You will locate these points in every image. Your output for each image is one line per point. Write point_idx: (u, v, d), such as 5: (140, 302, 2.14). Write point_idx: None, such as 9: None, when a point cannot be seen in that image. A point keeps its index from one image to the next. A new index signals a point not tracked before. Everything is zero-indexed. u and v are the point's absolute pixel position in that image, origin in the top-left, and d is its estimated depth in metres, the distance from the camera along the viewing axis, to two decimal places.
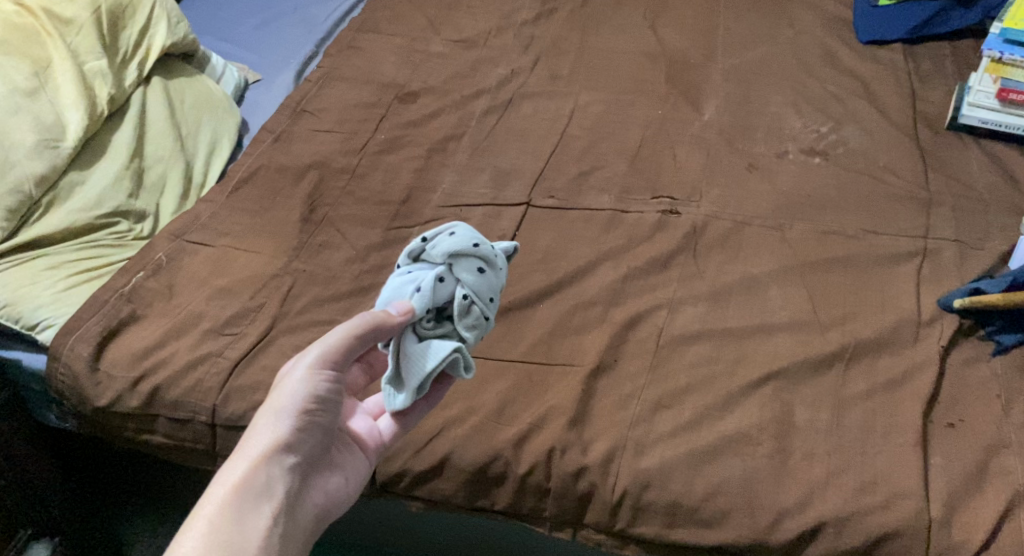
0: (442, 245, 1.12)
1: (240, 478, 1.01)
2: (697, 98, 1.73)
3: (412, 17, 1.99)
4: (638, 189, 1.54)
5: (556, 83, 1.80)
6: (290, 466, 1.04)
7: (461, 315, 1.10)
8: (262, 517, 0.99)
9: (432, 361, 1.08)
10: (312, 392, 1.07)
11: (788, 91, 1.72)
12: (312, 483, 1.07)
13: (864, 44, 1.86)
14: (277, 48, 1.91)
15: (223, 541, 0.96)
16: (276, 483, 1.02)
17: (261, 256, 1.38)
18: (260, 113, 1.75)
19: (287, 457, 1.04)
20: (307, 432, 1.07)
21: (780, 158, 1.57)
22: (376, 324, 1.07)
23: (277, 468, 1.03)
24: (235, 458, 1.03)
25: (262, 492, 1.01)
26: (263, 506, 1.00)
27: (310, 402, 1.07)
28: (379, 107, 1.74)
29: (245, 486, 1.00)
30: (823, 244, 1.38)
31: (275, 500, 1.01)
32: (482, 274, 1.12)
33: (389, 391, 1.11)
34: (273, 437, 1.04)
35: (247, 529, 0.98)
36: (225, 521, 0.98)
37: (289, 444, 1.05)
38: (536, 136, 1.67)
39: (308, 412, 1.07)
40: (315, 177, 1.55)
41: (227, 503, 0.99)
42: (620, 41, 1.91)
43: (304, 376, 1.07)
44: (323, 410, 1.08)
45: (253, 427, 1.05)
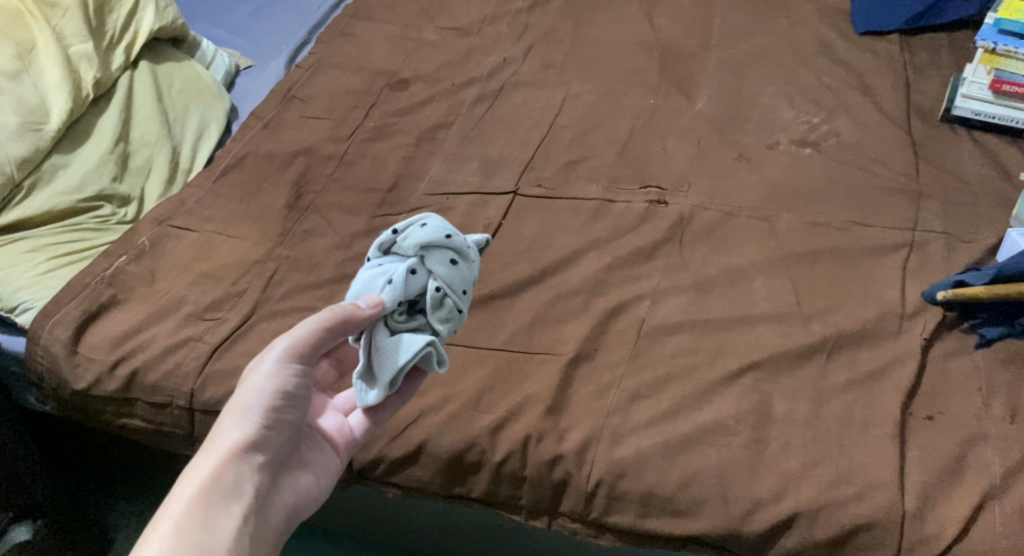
0: (413, 237, 1.12)
1: (208, 479, 1.02)
2: (689, 88, 1.73)
3: (407, 6, 1.99)
4: (626, 179, 1.53)
5: (548, 72, 1.80)
6: (259, 464, 1.05)
7: (434, 307, 1.10)
8: (231, 517, 1.00)
9: (405, 354, 1.07)
10: (279, 388, 1.08)
11: (780, 83, 1.73)
12: (282, 481, 1.07)
13: (860, 35, 1.85)
14: (270, 35, 1.90)
15: (190, 543, 0.97)
16: (245, 483, 1.03)
17: (245, 243, 1.38)
18: (251, 100, 1.74)
19: (255, 455, 1.05)
20: (275, 429, 1.07)
21: (771, 148, 1.56)
22: (346, 318, 1.08)
23: (245, 467, 1.04)
24: (203, 457, 1.03)
25: (229, 492, 1.01)
26: (231, 507, 1.01)
27: (278, 399, 1.07)
28: (370, 95, 1.74)
29: (214, 486, 1.01)
30: (809, 234, 1.37)
31: (243, 500, 1.02)
32: (454, 266, 1.12)
33: (361, 386, 1.11)
34: (240, 436, 1.04)
35: (215, 530, 0.99)
36: (192, 521, 0.99)
37: (257, 442, 1.05)
38: (527, 126, 1.67)
39: (275, 408, 1.07)
40: (303, 165, 1.56)
41: (195, 505, 1.00)
42: (616, 32, 1.93)
43: (271, 372, 1.08)
44: (291, 407, 1.09)
45: (220, 425, 1.05)
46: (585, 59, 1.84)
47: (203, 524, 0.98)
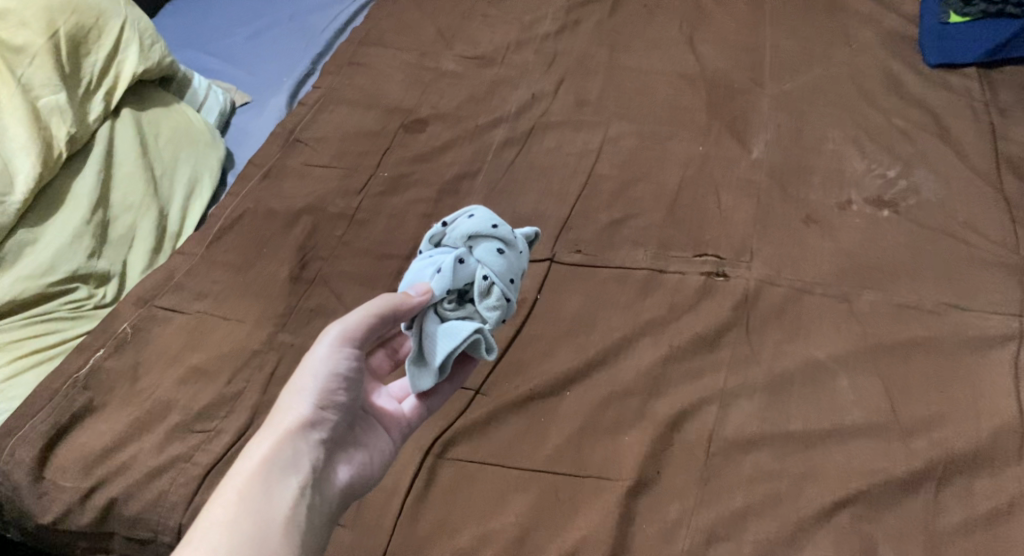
0: (460, 228, 1.11)
1: (266, 454, 0.99)
2: (744, 131, 1.55)
3: (422, 28, 1.80)
4: (678, 244, 1.35)
5: (583, 110, 1.61)
6: (316, 442, 1.02)
7: (482, 295, 1.08)
8: (288, 491, 0.98)
9: (454, 340, 1.04)
10: (334, 370, 1.04)
11: (846, 125, 1.55)
12: (337, 461, 1.03)
13: (932, 67, 1.67)
14: (271, 64, 1.71)
15: (250, 512, 0.95)
16: (302, 458, 1.00)
17: (243, 326, 1.19)
18: (249, 142, 1.54)
19: (312, 432, 1.02)
20: (331, 410, 1.04)
21: (842, 209, 1.38)
22: (396, 301, 1.05)
23: (302, 443, 1.01)
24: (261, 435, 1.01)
25: (287, 467, 0.99)
26: (288, 480, 0.99)
27: (332, 380, 1.04)
28: (384, 136, 1.55)
29: (273, 460, 0.99)
30: (898, 321, 1.19)
31: (301, 474, 1.00)
32: (502, 255, 1.10)
33: (413, 373, 1.08)
34: (296, 415, 1.02)
35: (274, 501, 0.97)
36: (251, 493, 0.97)
37: (313, 421, 1.03)
38: (562, 176, 1.49)
39: (330, 390, 1.04)
40: (308, 224, 1.37)
41: (253, 478, 0.97)
42: (656, 61, 1.74)
43: (325, 355, 1.04)
44: (345, 389, 1.05)
45: (277, 404, 1.03)
46: (623, 93, 1.65)
47: (262, 494, 0.96)
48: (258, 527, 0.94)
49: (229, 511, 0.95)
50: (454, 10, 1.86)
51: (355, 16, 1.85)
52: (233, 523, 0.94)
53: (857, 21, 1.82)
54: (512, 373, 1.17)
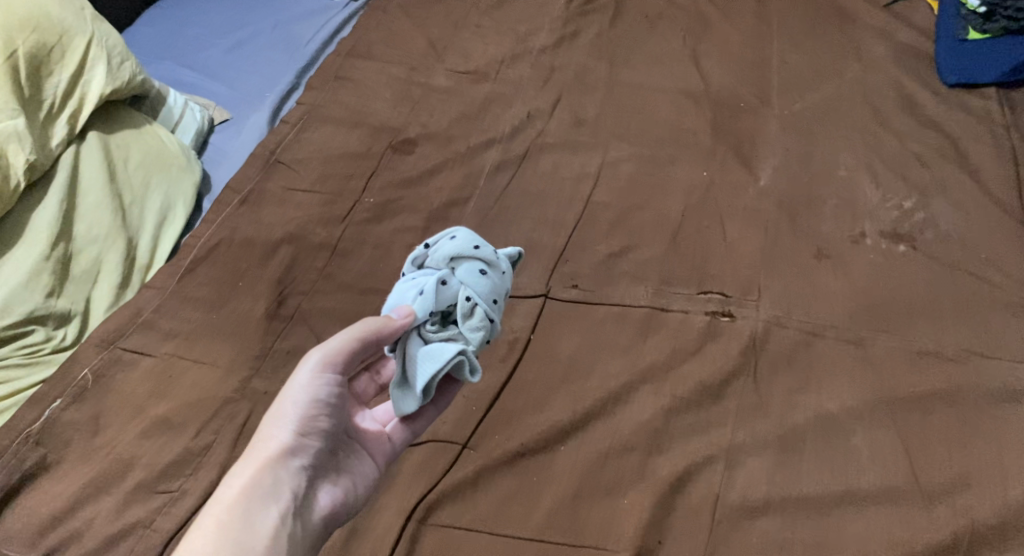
0: (442, 249, 1.07)
1: (247, 481, 0.97)
2: (751, 155, 1.47)
3: (412, 39, 1.72)
4: (681, 279, 1.27)
5: (580, 130, 1.53)
6: (297, 470, 0.99)
7: (465, 316, 1.04)
8: (269, 518, 0.95)
9: (436, 362, 1.00)
10: (315, 396, 1.01)
11: (858, 149, 1.47)
12: (319, 488, 1.01)
13: (950, 86, 1.59)
14: (253, 78, 1.62)
15: (230, 541, 0.93)
16: (282, 486, 0.98)
17: (213, 371, 1.11)
18: (227, 163, 1.46)
19: (293, 460, 0.99)
20: (312, 436, 1.01)
21: (856, 242, 1.30)
22: (378, 325, 1.02)
23: (283, 470, 0.99)
24: (243, 462, 0.99)
25: (268, 494, 0.96)
26: (268, 510, 0.96)
27: (314, 406, 1.01)
28: (370, 158, 1.47)
29: (253, 487, 0.97)
30: (917, 369, 1.12)
31: (282, 501, 0.97)
32: (484, 276, 1.06)
33: (396, 396, 1.04)
34: (277, 442, 0.99)
35: (254, 532, 0.94)
36: (232, 521, 0.94)
37: (294, 448, 1.00)
38: (557, 202, 1.41)
39: (311, 416, 1.01)
40: (288, 256, 1.29)
41: (233, 508, 0.95)
42: (658, 77, 1.66)
43: (306, 380, 1.01)
44: (327, 415, 1.02)
45: (259, 431, 1.01)
46: (622, 112, 1.57)
47: (242, 523, 0.94)
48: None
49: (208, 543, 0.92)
50: (446, 21, 1.77)
51: (342, 27, 1.77)
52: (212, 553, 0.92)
53: (869, 36, 1.74)
54: (500, 427, 1.10)
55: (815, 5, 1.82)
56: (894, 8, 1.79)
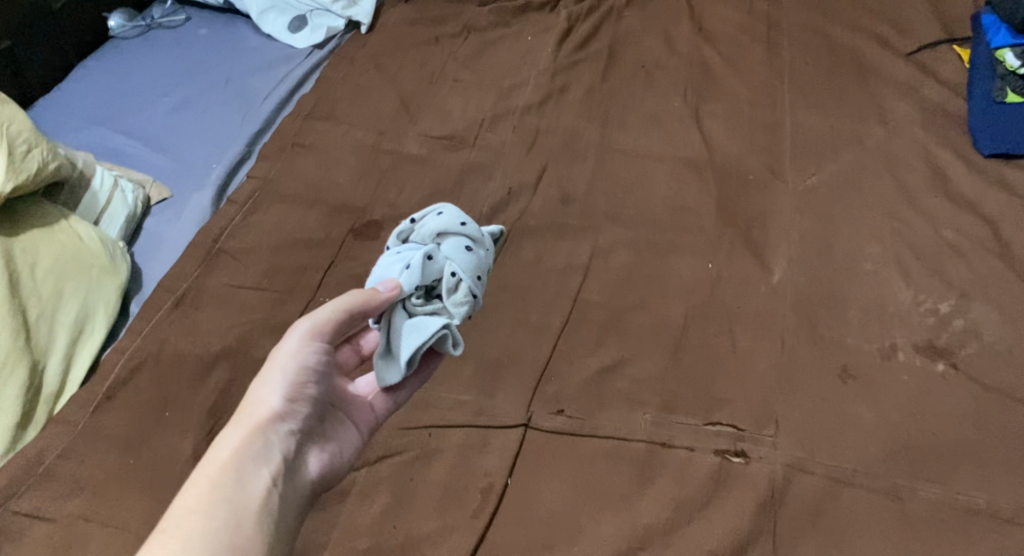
0: (429, 224, 1.09)
1: (239, 445, 0.94)
2: (762, 241, 1.29)
3: (382, 97, 1.53)
4: (686, 405, 1.10)
5: (569, 209, 1.35)
6: (288, 434, 0.97)
7: (450, 291, 1.05)
8: (263, 479, 0.93)
9: (422, 335, 1.00)
10: (305, 363, 1.00)
11: (884, 237, 1.30)
12: (307, 451, 0.98)
13: (986, 155, 1.42)
14: (199, 144, 1.41)
15: (225, 501, 0.90)
16: (272, 448, 0.95)
17: (123, 537, 0.97)
18: (162, 254, 1.26)
19: (284, 424, 0.97)
20: (302, 401, 0.99)
21: (886, 357, 1.13)
22: (368, 298, 1.01)
23: (273, 433, 0.96)
24: (233, 426, 0.96)
25: (260, 456, 0.94)
26: (260, 470, 0.93)
27: (304, 372, 0.99)
28: (327, 245, 1.28)
29: (245, 450, 0.94)
30: (966, 532, 0.98)
31: (274, 463, 0.95)
32: (470, 252, 1.08)
33: (379, 366, 1.03)
34: (269, 407, 0.97)
35: (248, 491, 0.91)
36: (225, 482, 0.91)
37: (284, 413, 0.97)
38: (540, 299, 1.22)
39: (300, 383, 0.99)
40: (224, 375, 1.10)
41: (225, 468, 0.92)
42: (657, 142, 1.47)
43: (295, 349, 1.00)
44: (316, 382, 1.00)
45: (248, 397, 0.98)
46: (616, 185, 1.38)
47: (236, 483, 0.91)
48: (232, 517, 0.89)
49: (200, 503, 0.89)
50: (420, 74, 1.58)
51: (305, 80, 1.57)
52: (207, 511, 0.89)
53: (893, 91, 1.56)
54: None
55: (829, 59, 1.64)
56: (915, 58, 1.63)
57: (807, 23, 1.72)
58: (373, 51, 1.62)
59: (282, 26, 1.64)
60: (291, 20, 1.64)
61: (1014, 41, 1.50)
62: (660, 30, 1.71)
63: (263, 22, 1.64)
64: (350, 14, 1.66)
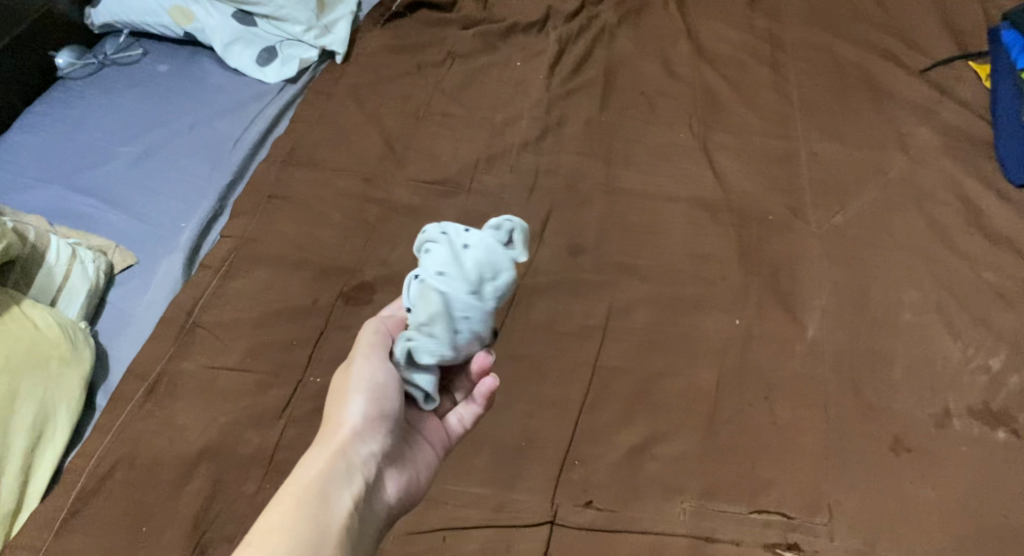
0: None
1: (321, 466, 0.88)
2: (792, 293, 1.18)
3: (366, 135, 1.38)
4: (729, 490, 1.02)
5: (580, 261, 1.23)
6: (370, 455, 0.90)
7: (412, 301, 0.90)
8: (346, 504, 0.87)
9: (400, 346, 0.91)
10: (383, 381, 0.92)
11: (923, 281, 1.19)
12: (387, 475, 0.92)
13: (1017, 187, 1.31)
14: (165, 200, 1.27)
15: (308, 525, 0.84)
16: (354, 471, 0.89)
17: None
18: (129, 333, 1.12)
19: (364, 445, 0.90)
20: (384, 421, 0.92)
21: (941, 426, 1.06)
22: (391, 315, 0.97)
23: (354, 454, 0.89)
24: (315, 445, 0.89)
25: (342, 480, 0.88)
26: (343, 494, 0.87)
27: (384, 390, 0.92)
28: (315, 313, 1.14)
29: (328, 472, 0.88)
30: None
31: (356, 487, 0.88)
32: (427, 252, 0.91)
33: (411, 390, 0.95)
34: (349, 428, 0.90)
35: (331, 516, 0.86)
36: (307, 505, 0.85)
37: (366, 432, 0.90)
38: (555, 368, 1.11)
39: (381, 402, 0.92)
40: (207, 479, 0.98)
41: (308, 491, 0.86)
42: (667, 178, 1.34)
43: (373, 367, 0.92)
44: (397, 399, 0.93)
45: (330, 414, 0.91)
46: (628, 233, 1.26)
47: (319, 507, 0.85)
48: (315, 544, 0.83)
49: (282, 527, 0.84)
50: (404, 110, 1.44)
51: (278, 120, 1.42)
52: (292, 535, 0.83)
53: (910, 116, 1.42)
54: None
55: (841, 67, 1.50)
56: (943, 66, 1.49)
57: (814, 33, 1.55)
58: (353, 83, 1.47)
59: (250, 60, 1.48)
60: (260, 51, 1.49)
61: None
62: (659, 40, 1.56)
63: (229, 56, 1.48)
64: (325, 43, 1.51)
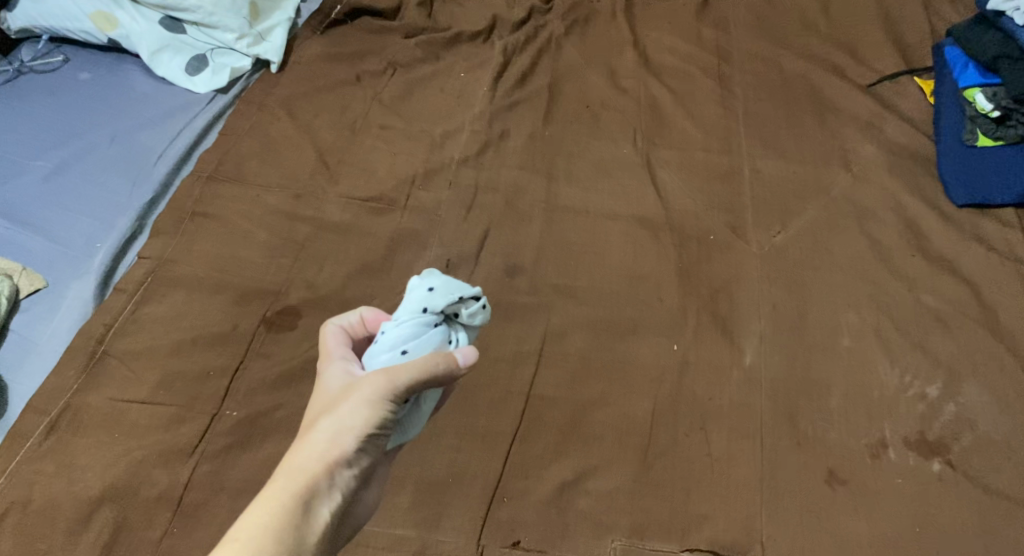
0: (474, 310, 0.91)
1: (302, 487, 0.84)
2: (731, 317, 1.15)
3: (297, 147, 1.31)
4: (659, 528, 1.00)
5: (516, 282, 1.18)
6: (350, 477, 0.87)
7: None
8: (319, 529, 0.84)
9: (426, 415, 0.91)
10: (381, 415, 0.87)
11: (864, 305, 1.17)
12: (359, 492, 0.90)
13: (961, 207, 1.28)
14: (80, 220, 1.23)
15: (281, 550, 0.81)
16: (334, 491, 0.86)
17: None
18: (34, 362, 1.11)
19: (347, 468, 0.87)
20: (371, 447, 0.88)
21: (876, 457, 1.05)
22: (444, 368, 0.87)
23: (337, 476, 0.86)
24: (298, 461, 0.86)
25: (320, 500, 0.85)
26: (318, 518, 0.84)
27: (378, 422, 0.87)
28: (234, 343, 1.11)
29: (307, 493, 0.84)
30: None
31: (332, 510, 0.86)
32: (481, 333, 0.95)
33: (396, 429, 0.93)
34: (338, 450, 0.86)
35: (304, 539, 0.83)
36: (283, 526, 0.82)
37: (353, 455, 0.87)
38: (487, 398, 1.07)
39: (372, 430, 0.87)
40: (109, 524, 0.99)
41: (285, 512, 0.83)
42: (608, 192, 1.29)
43: (372, 398, 0.87)
44: (388, 431, 0.89)
45: (319, 429, 0.87)
46: (566, 253, 1.22)
47: (294, 529, 0.82)
48: None
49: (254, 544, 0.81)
50: (338, 120, 1.36)
51: (206, 132, 1.35)
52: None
53: (856, 128, 1.38)
54: None
55: (790, 75, 1.46)
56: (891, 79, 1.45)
57: (761, 43, 1.50)
58: (285, 94, 1.39)
59: (179, 68, 1.40)
60: (189, 60, 1.41)
61: (985, 80, 1.33)
62: (607, 44, 1.50)
63: (156, 64, 1.40)
64: (258, 51, 1.43)
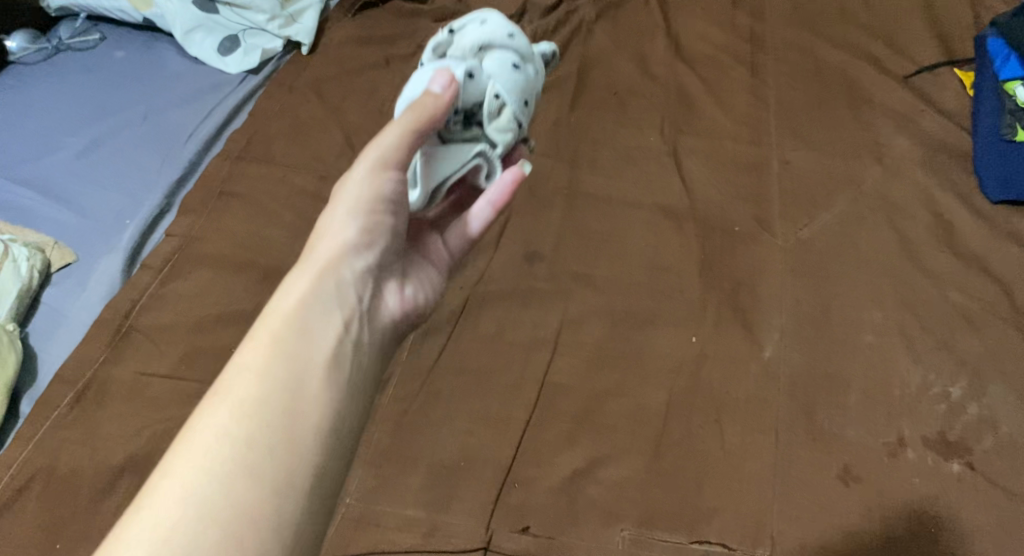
0: (473, 33, 0.95)
1: (305, 295, 0.83)
2: (752, 309, 1.14)
3: (324, 129, 1.32)
4: (669, 518, 1.00)
5: (536, 268, 1.18)
6: (362, 271, 0.86)
7: (492, 116, 0.92)
8: (331, 331, 0.82)
9: (452, 165, 0.90)
10: (379, 192, 0.87)
11: (888, 300, 1.16)
12: (382, 289, 0.87)
13: (995, 204, 1.25)
14: (111, 196, 1.25)
15: (287, 362, 0.80)
16: (342, 295, 0.84)
17: None
18: (64, 334, 1.13)
19: (355, 258, 0.86)
20: (376, 233, 0.87)
21: (893, 456, 1.04)
22: (421, 103, 0.87)
23: (343, 279, 0.85)
24: (299, 272, 0.85)
25: (329, 304, 0.83)
26: (327, 326, 0.82)
27: (379, 201, 0.87)
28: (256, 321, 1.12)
29: (311, 300, 0.83)
30: None
31: (345, 310, 0.84)
32: (515, 71, 0.93)
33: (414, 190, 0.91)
34: (339, 246, 0.85)
35: (314, 348, 0.81)
36: (289, 330, 0.81)
37: (357, 250, 0.86)
38: (502, 384, 1.08)
39: (373, 211, 0.87)
40: (129, 494, 1.01)
41: (289, 321, 0.81)
42: (633, 180, 1.28)
43: (365, 175, 0.87)
44: (393, 212, 0.88)
45: (317, 240, 0.87)
46: (588, 240, 1.21)
47: (300, 336, 0.81)
48: (294, 379, 0.79)
49: (252, 414, 0.77)
50: (366, 102, 1.37)
51: (236, 113, 1.37)
52: (265, 370, 0.79)
53: (889, 120, 1.35)
54: None
55: (824, 65, 1.43)
56: (928, 71, 1.41)
57: (795, 33, 1.48)
58: (314, 76, 1.40)
59: (211, 48, 1.42)
60: (221, 40, 1.42)
61: None
62: (638, 31, 1.49)
63: (189, 43, 1.42)
64: (289, 33, 1.44)
